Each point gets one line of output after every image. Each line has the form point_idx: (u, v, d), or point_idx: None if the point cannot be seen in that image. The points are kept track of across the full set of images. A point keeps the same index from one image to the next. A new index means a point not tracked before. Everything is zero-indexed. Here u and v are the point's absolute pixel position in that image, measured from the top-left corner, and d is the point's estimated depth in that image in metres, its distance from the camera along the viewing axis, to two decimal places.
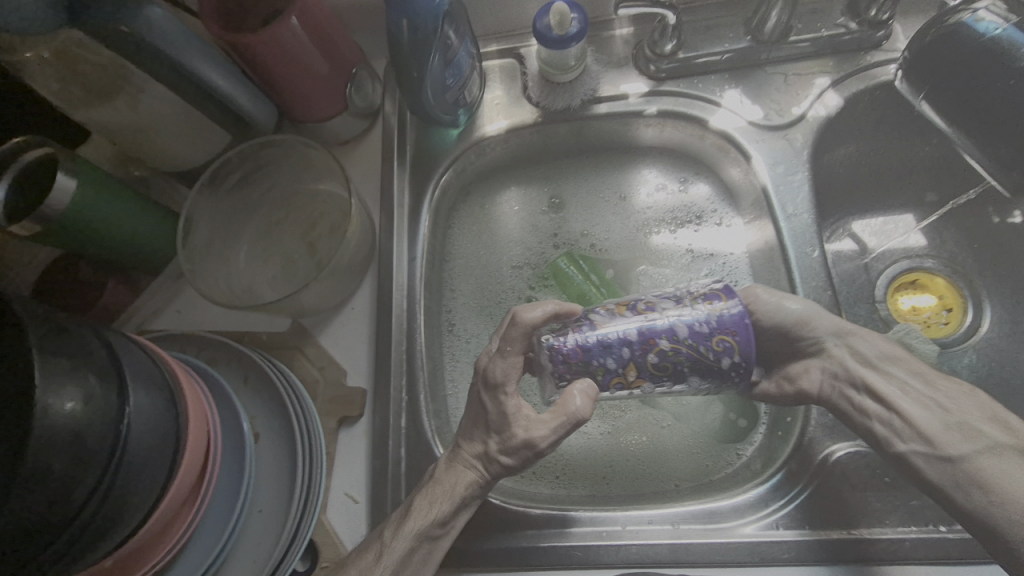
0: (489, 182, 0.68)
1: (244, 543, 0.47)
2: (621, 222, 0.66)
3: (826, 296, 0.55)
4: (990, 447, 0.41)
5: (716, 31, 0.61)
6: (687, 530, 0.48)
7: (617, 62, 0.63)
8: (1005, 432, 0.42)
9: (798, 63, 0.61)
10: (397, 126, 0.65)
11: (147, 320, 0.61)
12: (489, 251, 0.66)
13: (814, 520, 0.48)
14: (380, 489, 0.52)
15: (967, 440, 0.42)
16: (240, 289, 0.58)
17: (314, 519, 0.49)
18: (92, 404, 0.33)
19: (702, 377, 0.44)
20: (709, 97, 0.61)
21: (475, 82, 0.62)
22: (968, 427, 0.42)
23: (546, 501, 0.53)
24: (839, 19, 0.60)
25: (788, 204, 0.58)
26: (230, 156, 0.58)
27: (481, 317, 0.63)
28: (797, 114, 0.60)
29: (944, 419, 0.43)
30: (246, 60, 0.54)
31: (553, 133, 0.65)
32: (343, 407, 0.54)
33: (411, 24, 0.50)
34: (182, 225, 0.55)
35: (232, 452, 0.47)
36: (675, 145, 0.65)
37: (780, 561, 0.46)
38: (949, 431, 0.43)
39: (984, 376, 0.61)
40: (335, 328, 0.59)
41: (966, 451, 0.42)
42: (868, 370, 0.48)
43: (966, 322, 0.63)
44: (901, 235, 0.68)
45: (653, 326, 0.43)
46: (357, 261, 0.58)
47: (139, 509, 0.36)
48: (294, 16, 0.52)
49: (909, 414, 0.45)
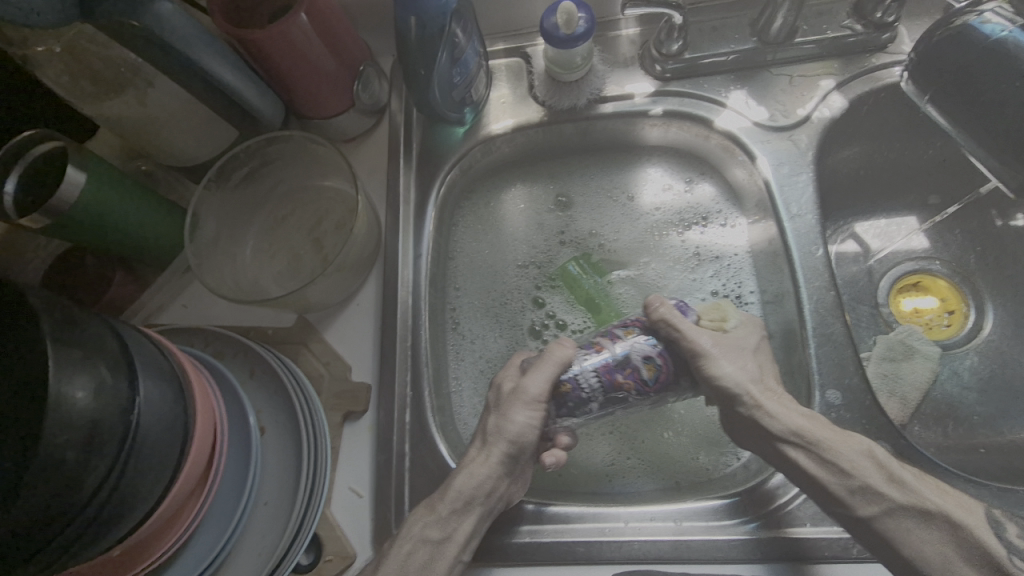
0: (494, 180, 0.69)
1: (250, 535, 0.48)
2: (626, 220, 0.66)
3: (829, 296, 0.55)
4: (891, 508, 0.42)
5: (722, 32, 0.61)
6: (689, 527, 0.49)
7: (624, 62, 0.63)
8: (903, 493, 0.42)
9: (803, 65, 0.61)
10: (403, 124, 0.65)
11: (154, 313, 0.61)
12: (493, 249, 0.66)
13: (815, 518, 0.48)
14: (384, 484, 0.52)
15: (872, 502, 0.43)
16: (246, 285, 0.58)
17: (319, 513, 0.49)
18: (103, 395, 0.33)
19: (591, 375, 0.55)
20: (715, 98, 0.61)
21: (481, 81, 0.62)
22: (870, 490, 0.43)
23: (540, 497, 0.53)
24: (845, 20, 0.60)
25: (792, 203, 0.58)
26: (237, 152, 0.58)
27: (486, 314, 0.64)
28: (802, 114, 0.60)
29: (846, 482, 0.44)
30: (254, 56, 0.54)
31: (559, 133, 0.66)
32: (348, 403, 0.54)
33: (420, 22, 0.51)
34: (189, 220, 0.55)
35: (238, 445, 0.47)
36: (681, 145, 0.66)
37: (781, 560, 0.47)
38: (855, 495, 0.43)
39: (987, 378, 0.61)
40: (340, 324, 0.59)
41: (874, 512, 0.43)
42: (785, 441, 0.46)
43: (968, 323, 0.65)
44: (904, 238, 0.69)
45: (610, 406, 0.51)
46: (362, 257, 0.59)
47: (148, 498, 0.37)
48: (303, 13, 0.52)
49: (813, 471, 0.45)
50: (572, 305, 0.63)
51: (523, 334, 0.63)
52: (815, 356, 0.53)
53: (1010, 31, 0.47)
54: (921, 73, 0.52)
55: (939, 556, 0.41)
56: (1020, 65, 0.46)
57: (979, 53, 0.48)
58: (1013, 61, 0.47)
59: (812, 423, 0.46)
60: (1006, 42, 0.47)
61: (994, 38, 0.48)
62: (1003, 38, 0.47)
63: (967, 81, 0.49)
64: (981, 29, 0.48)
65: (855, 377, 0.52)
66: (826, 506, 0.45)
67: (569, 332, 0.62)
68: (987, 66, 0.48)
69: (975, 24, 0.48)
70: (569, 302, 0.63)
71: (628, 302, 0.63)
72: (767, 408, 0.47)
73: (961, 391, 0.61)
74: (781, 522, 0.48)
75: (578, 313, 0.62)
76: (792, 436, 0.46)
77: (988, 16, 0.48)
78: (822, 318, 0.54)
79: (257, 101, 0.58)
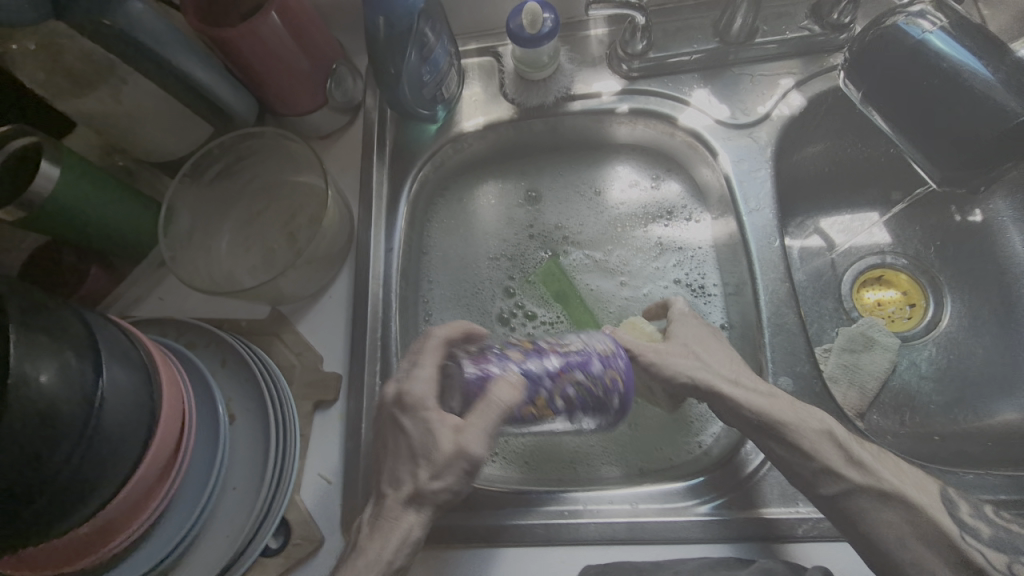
0: (468, 177, 0.70)
1: (218, 519, 0.48)
2: (594, 216, 0.68)
3: (783, 288, 0.56)
4: (849, 489, 0.44)
5: (686, 32, 0.63)
6: (644, 509, 0.50)
7: (592, 61, 0.65)
8: (860, 472, 0.44)
9: (765, 64, 0.62)
10: (377, 120, 0.67)
11: (132, 305, 0.63)
12: (466, 244, 0.68)
13: (766, 500, 0.50)
14: (352, 471, 0.53)
15: (834, 482, 0.44)
16: (220, 277, 0.60)
17: (286, 498, 0.51)
18: (67, 375, 0.34)
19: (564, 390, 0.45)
20: (678, 96, 0.63)
21: (453, 78, 0.64)
22: (832, 472, 0.44)
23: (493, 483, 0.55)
24: (804, 22, 0.61)
25: (751, 198, 0.59)
26: (210, 147, 0.60)
27: (459, 307, 0.65)
28: (761, 113, 0.61)
29: (811, 465, 0.45)
30: (228, 54, 0.56)
31: (529, 131, 0.67)
32: (319, 392, 0.56)
33: (388, 21, 0.53)
34: (163, 213, 0.57)
35: (206, 432, 0.48)
36: (649, 143, 0.67)
37: (732, 539, 0.48)
38: (817, 475, 0.45)
39: (942, 368, 0.64)
40: (313, 315, 0.60)
41: (836, 491, 0.44)
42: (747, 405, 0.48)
43: (927, 316, 0.67)
44: (866, 230, 0.71)
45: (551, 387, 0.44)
46: (333, 250, 0.60)
47: (111, 479, 0.38)
48: (273, 11, 0.54)
49: (785, 456, 0.46)
50: (543, 299, 0.65)
51: (495, 327, 0.64)
52: (770, 345, 0.55)
53: (929, 33, 0.49)
54: (856, 69, 0.53)
55: (881, 546, 0.43)
56: (940, 65, 0.48)
57: (905, 52, 0.50)
58: (933, 60, 0.49)
59: (788, 411, 0.47)
60: (927, 42, 0.49)
61: (917, 39, 0.49)
62: (923, 39, 0.49)
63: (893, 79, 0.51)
64: (907, 30, 0.50)
65: (807, 365, 0.54)
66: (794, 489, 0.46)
67: (540, 327, 0.63)
68: (911, 63, 0.50)
69: (901, 24, 0.50)
70: (538, 297, 0.65)
71: (595, 296, 0.64)
72: (754, 374, 0.49)
73: (919, 380, 0.63)
74: (734, 504, 0.50)
75: (550, 309, 0.64)
76: (764, 423, 0.46)
77: (916, 21, 0.50)
78: (777, 308, 0.56)
79: (230, 98, 0.60)
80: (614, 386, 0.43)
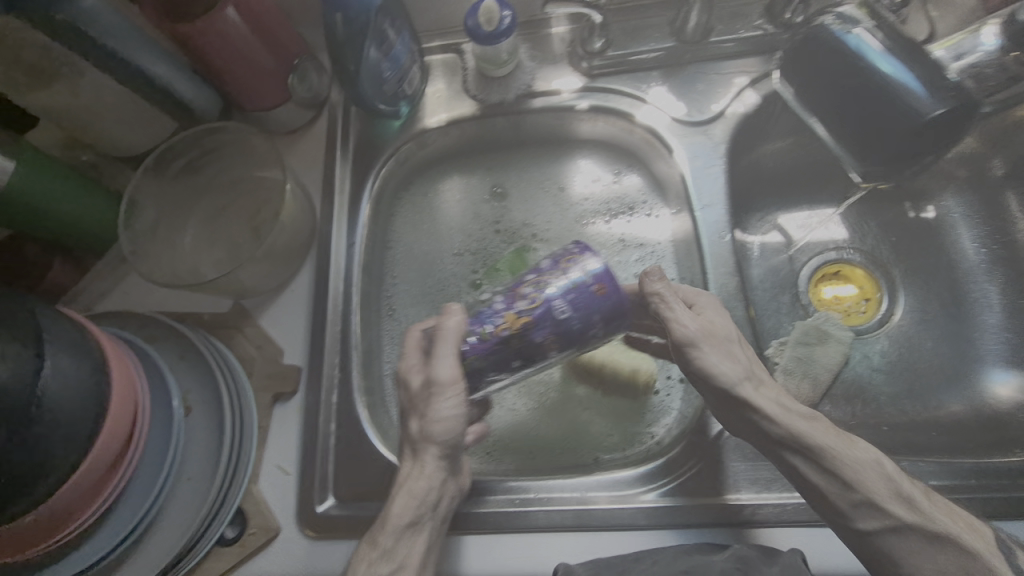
0: (433, 172, 0.71)
1: (174, 509, 0.49)
2: (556, 210, 0.68)
3: (733, 281, 0.57)
4: (895, 527, 0.42)
5: (644, 31, 0.64)
6: (594, 497, 0.52)
7: (553, 59, 0.66)
8: (910, 511, 0.42)
9: (720, 63, 0.63)
10: (342, 116, 0.67)
11: (95, 301, 0.63)
12: (431, 238, 0.69)
13: (710, 487, 0.51)
14: (309, 462, 0.54)
15: (875, 518, 0.42)
16: (184, 271, 0.61)
17: (241, 490, 0.52)
18: (8, 364, 0.35)
19: (542, 291, 0.45)
20: (636, 94, 0.64)
21: (415, 75, 0.65)
22: (872, 506, 0.42)
23: None
24: (757, 21, 0.62)
25: (704, 194, 0.60)
26: (173, 142, 0.61)
27: (422, 301, 0.66)
28: (716, 110, 0.62)
29: (850, 495, 0.43)
30: (188, 49, 0.56)
31: (492, 127, 0.68)
32: (278, 384, 0.56)
33: (344, 17, 0.54)
34: (123, 207, 0.58)
35: (161, 424, 0.49)
36: (610, 140, 0.68)
37: (676, 526, 0.50)
38: (857, 508, 0.43)
39: (895, 360, 0.65)
40: (275, 309, 0.61)
41: (875, 527, 0.43)
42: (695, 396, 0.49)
43: (881, 311, 0.68)
44: (824, 226, 0.71)
45: (519, 294, 0.45)
46: (293, 244, 0.61)
47: (59, 467, 0.38)
48: (230, 6, 0.54)
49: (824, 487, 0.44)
50: None
51: None
52: None
53: (850, 35, 0.51)
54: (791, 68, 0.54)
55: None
56: (864, 64, 0.50)
57: (832, 52, 0.51)
58: (856, 60, 0.50)
59: (829, 435, 0.44)
60: (849, 44, 0.51)
61: (842, 39, 0.51)
62: (846, 40, 0.51)
63: (822, 78, 0.52)
64: (832, 32, 0.52)
65: None
66: (837, 523, 0.44)
67: None
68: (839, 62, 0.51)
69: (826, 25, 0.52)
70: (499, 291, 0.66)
71: None
72: None
73: (870, 372, 0.65)
74: (679, 490, 0.51)
75: None
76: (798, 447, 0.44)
77: (861, 34, 0.51)
78: (726, 302, 0.57)
79: (191, 93, 0.60)
80: (570, 263, 0.45)
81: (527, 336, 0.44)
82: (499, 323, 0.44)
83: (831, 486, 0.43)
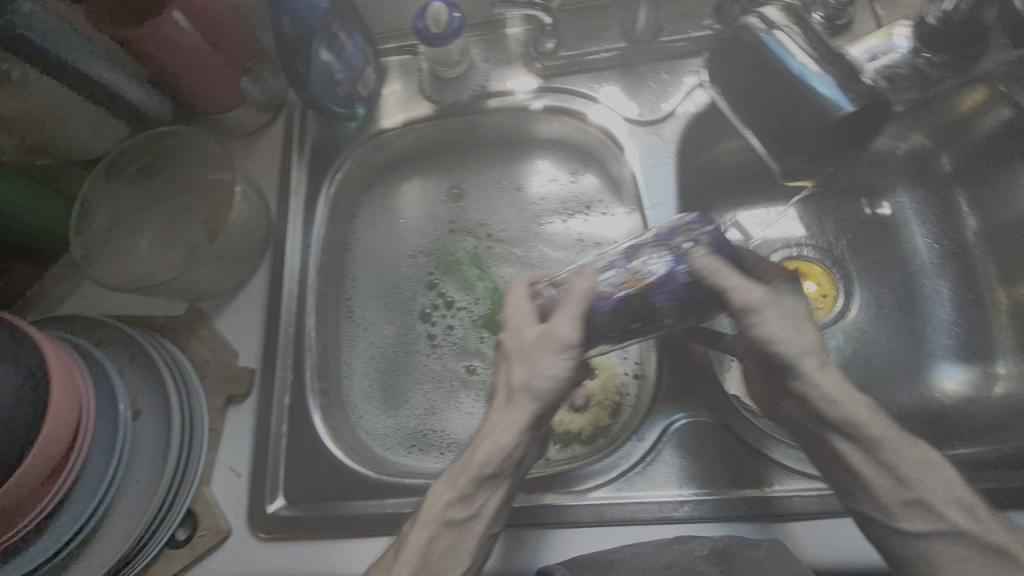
0: (393, 174, 0.71)
1: (120, 511, 0.50)
2: (513, 210, 0.69)
3: None
4: (939, 532, 0.41)
5: (595, 32, 0.65)
6: (540, 494, 0.53)
7: (508, 59, 0.66)
8: (969, 521, 0.41)
9: (673, 62, 0.64)
10: (298, 119, 0.68)
11: (52, 306, 0.63)
12: (390, 240, 0.69)
13: (653, 483, 0.52)
14: (260, 463, 0.55)
15: (917, 521, 0.41)
16: (140, 274, 0.60)
17: (191, 490, 0.53)
18: None
19: (659, 254, 0.45)
20: (588, 93, 0.64)
21: (370, 76, 0.65)
22: (916, 508, 0.42)
23: (401, 474, 0.57)
24: (707, 21, 0.63)
25: (654, 193, 0.60)
26: (123, 147, 0.62)
27: (381, 303, 0.67)
28: (667, 110, 0.62)
29: (902, 494, 0.42)
30: (136, 55, 0.56)
31: (449, 128, 0.68)
32: (230, 386, 0.57)
33: (293, 19, 0.54)
34: (76, 211, 0.59)
35: (106, 427, 0.49)
36: (567, 140, 0.68)
37: (617, 521, 0.51)
38: (905, 508, 0.42)
39: (851, 358, 0.63)
40: (230, 311, 0.61)
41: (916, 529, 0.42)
42: None
43: (837, 307, 0.66)
44: (781, 224, 0.70)
45: (641, 254, 0.46)
46: (245, 247, 0.61)
47: None
48: (176, 9, 0.55)
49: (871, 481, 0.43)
50: (462, 295, 0.66)
51: (415, 321, 0.65)
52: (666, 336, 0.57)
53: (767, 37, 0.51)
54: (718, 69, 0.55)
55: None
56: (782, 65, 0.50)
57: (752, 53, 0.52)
58: (773, 62, 0.51)
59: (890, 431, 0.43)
60: (766, 46, 0.51)
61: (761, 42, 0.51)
62: (764, 42, 0.51)
63: (745, 78, 0.52)
64: (751, 33, 0.52)
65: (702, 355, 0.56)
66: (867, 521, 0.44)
67: (458, 318, 0.65)
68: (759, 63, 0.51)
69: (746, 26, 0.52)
70: (455, 293, 0.66)
71: None
72: None
73: None
74: (622, 487, 0.52)
75: (469, 303, 0.66)
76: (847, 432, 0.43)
77: (779, 37, 0.51)
78: None
79: (141, 97, 0.60)
80: (691, 232, 0.46)
81: (657, 297, 0.45)
82: (623, 283, 0.45)
83: (885, 485, 0.42)
